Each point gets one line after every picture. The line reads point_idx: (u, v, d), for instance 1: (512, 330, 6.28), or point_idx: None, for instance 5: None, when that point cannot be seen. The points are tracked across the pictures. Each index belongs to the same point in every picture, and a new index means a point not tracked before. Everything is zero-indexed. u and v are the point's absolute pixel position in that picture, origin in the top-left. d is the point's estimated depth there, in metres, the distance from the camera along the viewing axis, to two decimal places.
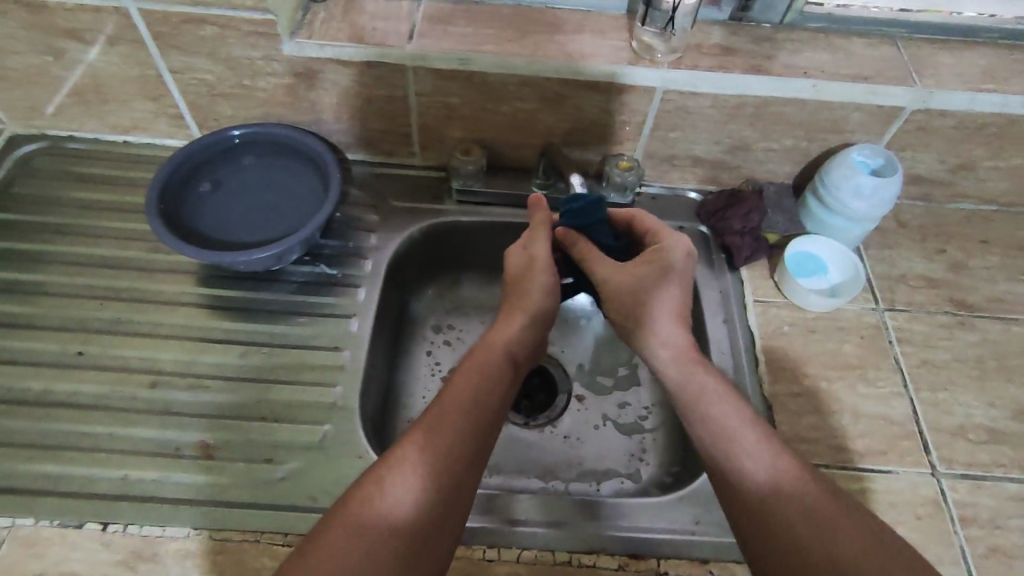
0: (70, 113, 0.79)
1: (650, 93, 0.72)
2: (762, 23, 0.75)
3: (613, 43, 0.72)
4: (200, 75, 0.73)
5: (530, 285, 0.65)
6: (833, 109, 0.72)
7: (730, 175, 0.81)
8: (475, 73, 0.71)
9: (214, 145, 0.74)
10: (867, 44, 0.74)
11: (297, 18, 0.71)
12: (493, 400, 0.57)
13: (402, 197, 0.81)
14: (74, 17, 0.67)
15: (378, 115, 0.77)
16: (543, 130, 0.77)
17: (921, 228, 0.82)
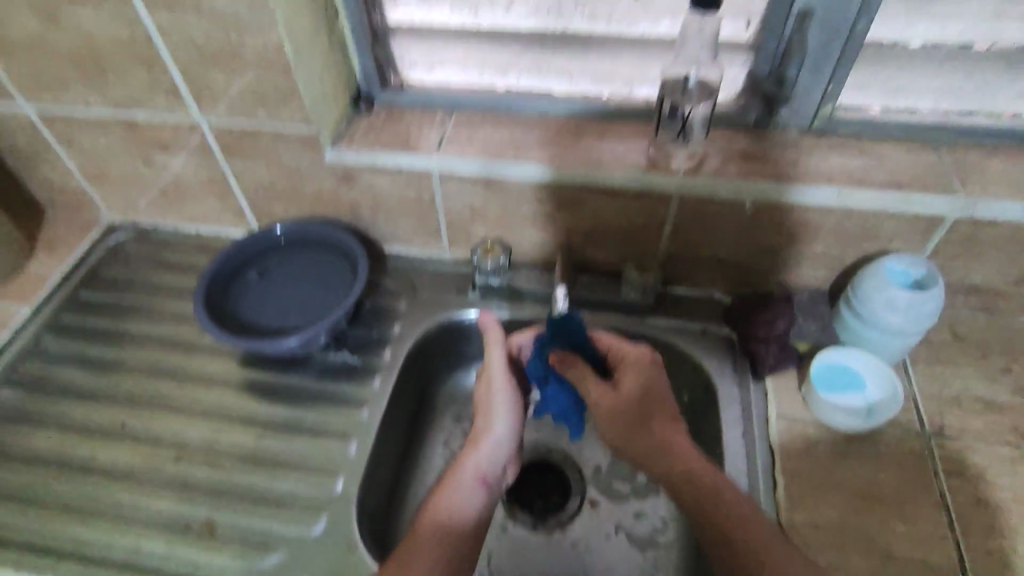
0: (156, 207, 0.91)
1: (667, 199, 0.72)
2: (792, 128, 0.74)
3: (632, 150, 0.74)
4: (258, 177, 0.82)
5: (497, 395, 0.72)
6: (864, 217, 0.69)
7: (760, 278, 0.78)
8: (496, 180, 0.75)
9: (262, 240, 0.82)
10: (904, 151, 0.71)
11: (341, 128, 0.79)
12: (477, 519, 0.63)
13: (429, 290, 0.84)
14: (159, 131, 0.78)
15: (410, 214, 0.82)
16: (563, 230, 0.79)
17: (982, 343, 0.74)
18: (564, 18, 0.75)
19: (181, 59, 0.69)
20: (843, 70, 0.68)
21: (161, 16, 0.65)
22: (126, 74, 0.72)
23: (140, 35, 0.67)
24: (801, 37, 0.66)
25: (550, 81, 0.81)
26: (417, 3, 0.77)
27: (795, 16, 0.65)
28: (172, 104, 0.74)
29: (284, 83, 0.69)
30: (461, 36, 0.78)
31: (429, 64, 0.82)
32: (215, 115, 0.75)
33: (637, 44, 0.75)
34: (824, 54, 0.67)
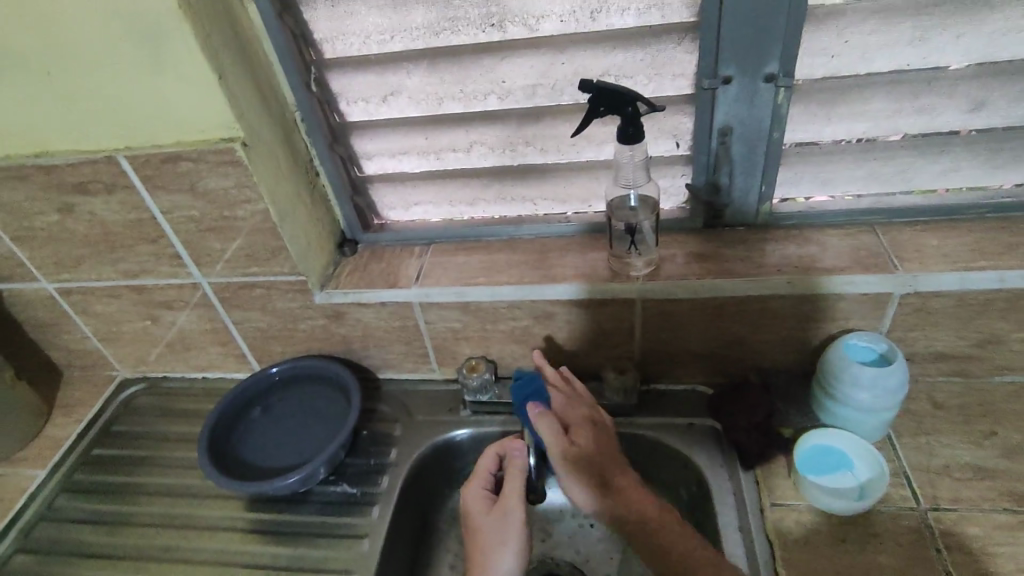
0: (163, 359, 0.97)
1: (631, 303, 0.77)
2: (737, 227, 0.80)
3: (593, 262, 0.80)
4: (255, 323, 0.88)
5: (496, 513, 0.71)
6: (816, 300, 0.72)
7: (735, 366, 0.81)
8: (471, 302, 0.81)
9: (260, 382, 0.87)
10: (844, 236, 0.76)
11: (328, 272, 0.86)
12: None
13: (422, 411, 0.88)
14: (164, 292, 0.86)
15: (397, 341, 0.87)
16: (541, 341, 0.83)
17: (964, 408, 0.75)
18: (519, 153, 0.84)
19: (181, 230, 0.77)
20: (771, 172, 0.75)
21: (162, 197, 0.74)
22: (134, 248, 0.81)
23: (145, 215, 0.76)
24: (725, 150, 0.74)
25: (514, 206, 0.89)
26: (387, 156, 0.86)
27: (716, 132, 0.73)
28: (174, 268, 0.82)
29: (271, 240, 0.77)
30: (431, 177, 0.87)
31: (405, 205, 0.91)
32: (213, 273, 0.82)
33: (587, 168, 0.83)
34: (750, 160, 0.74)
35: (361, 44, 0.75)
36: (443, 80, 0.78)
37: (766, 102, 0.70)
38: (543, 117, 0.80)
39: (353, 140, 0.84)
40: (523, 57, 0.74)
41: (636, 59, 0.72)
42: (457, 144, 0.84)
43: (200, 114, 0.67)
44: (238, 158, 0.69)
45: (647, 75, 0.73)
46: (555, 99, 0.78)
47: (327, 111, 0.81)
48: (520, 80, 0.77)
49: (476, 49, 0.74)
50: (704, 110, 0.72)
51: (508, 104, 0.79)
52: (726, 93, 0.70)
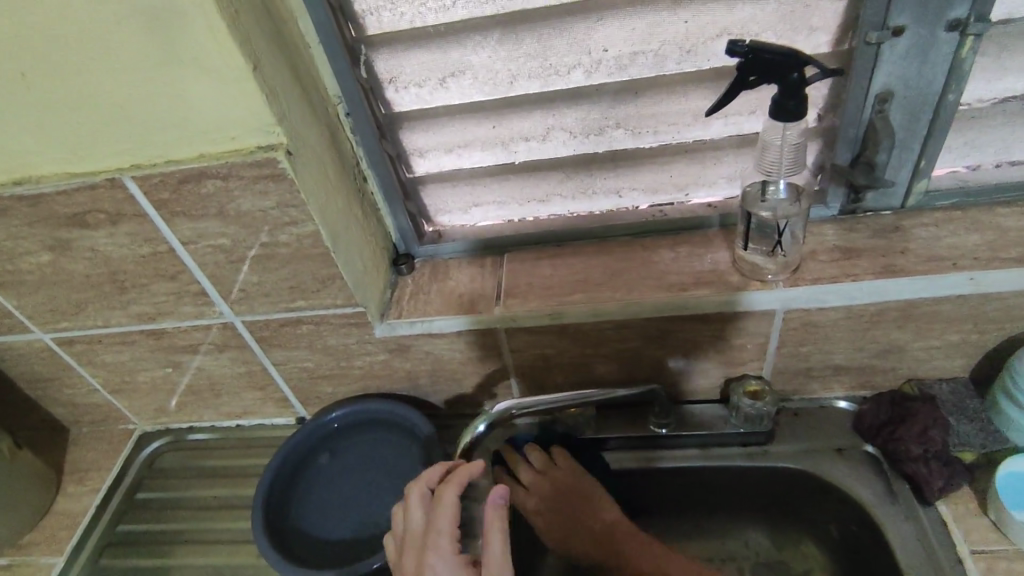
0: (189, 408, 0.82)
1: (769, 314, 0.63)
2: (882, 211, 0.67)
3: (712, 265, 0.67)
4: (301, 363, 0.73)
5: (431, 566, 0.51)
6: (1004, 300, 0.59)
7: (885, 377, 0.68)
8: (568, 325, 0.67)
9: (313, 434, 0.73)
10: (1022, 215, 0.63)
11: (386, 298, 0.72)
12: None
13: (511, 453, 0.74)
14: (187, 336, 0.71)
15: (474, 373, 0.73)
16: (650, 363, 0.70)
17: None
18: (607, 137, 0.68)
19: (207, 263, 0.62)
20: (934, 143, 0.61)
21: (184, 226, 0.59)
22: (148, 287, 0.65)
23: (161, 248, 0.61)
24: (883, 121, 0.60)
25: (598, 200, 0.74)
26: (445, 151, 0.70)
27: (873, 98, 0.59)
28: (199, 307, 0.67)
29: (323, 269, 0.62)
30: (497, 173, 0.71)
31: (464, 207, 0.76)
32: (248, 310, 0.67)
33: (692, 150, 0.68)
34: (909, 131, 0.60)
35: (415, 14, 0.58)
36: (518, 53, 0.61)
37: (943, 57, 0.56)
38: (640, 92, 0.63)
39: (403, 135, 0.68)
40: (623, 17, 0.58)
41: (770, 10, 0.56)
42: (532, 132, 0.68)
43: (229, 117, 0.51)
44: (281, 171, 0.54)
45: (780, 30, 0.57)
46: (657, 68, 0.61)
47: (371, 102, 0.65)
48: (615, 47, 0.60)
49: (565, 10, 0.58)
50: (863, 71, 0.57)
51: (598, 78, 0.63)
52: (894, 48, 0.55)
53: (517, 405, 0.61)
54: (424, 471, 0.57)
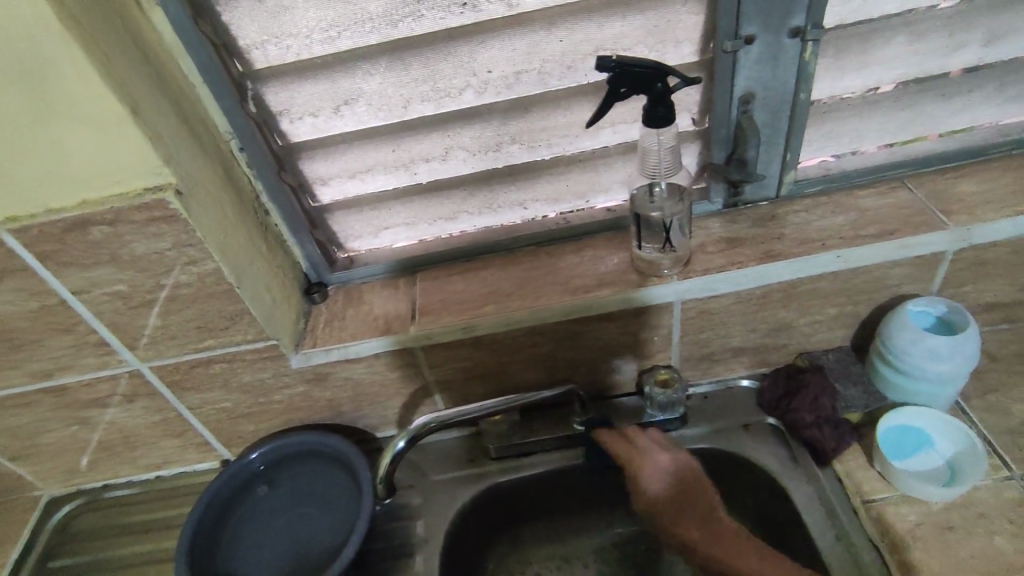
0: (102, 464, 0.78)
1: (669, 306, 0.68)
2: (760, 202, 0.73)
3: (614, 265, 0.70)
4: (219, 404, 0.72)
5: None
6: (869, 272, 0.66)
7: (780, 354, 0.74)
8: (484, 336, 0.68)
9: (236, 475, 0.71)
10: (877, 195, 0.71)
11: (300, 328, 0.71)
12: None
13: (442, 469, 0.75)
14: (92, 389, 0.68)
15: (399, 393, 0.73)
16: (567, 365, 0.73)
17: (1018, 357, 0.73)
18: (504, 153, 0.70)
19: (104, 311, 0.60)
20: (795, 137, 0.67)
21: (74, 276, 0.57)
22: (42, 343, 0.63)
23: (52, 301, 0.59)
24: (750, 120, 0.65)
25: (504, 214, 0.77)
26: (347, 177, 0.71)
27: (737, 100, 0.64)
28: (101, 358, 0.65)
29: (229, 305, 0.61)
30: (403, 195, 0.73)
31: (374, 231, 0.77)
32: (154, 355, 0.65)
33: (584, 159, 0.72)
34: (773, 128, 0.67)
35: (300, 47, 0.59)
36: (408, 78, 0.63)
37: (791, 61, 0.62)
38: (530, 109, 0.67)
39: (303, 165, 0.69)
40: (504, 40, 0.61)
41: (636, 27, 0.61)
42: (431, 152, 0.69)
43: (111, 163, 0.51)
44: (173, 212, 0.54)
45: (648, 44, 0.62)
46: (541, 85, 0.65)
47: (265, 134, 0.65)
48: (500, 67, 0.63)
49: (449, 35, 0.60)
50: (725, 77, 0.63)
51: (488, 98, 0.66)
52: (748, 55, 0.61)
53: (434, 417, 0.63)
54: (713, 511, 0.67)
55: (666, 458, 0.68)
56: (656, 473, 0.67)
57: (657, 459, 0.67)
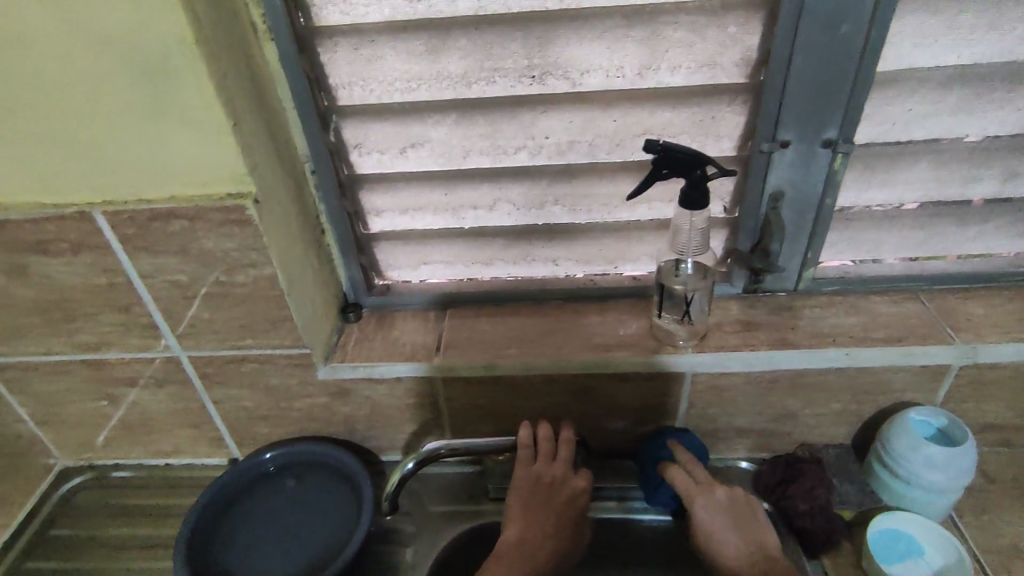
0: (118, 444, 0.82)
1: (679, 376, 0.71)
2: (778, 292, 0.77)
3: (634, 330, 0.74)
4: (241, 402, 0.76)
5: (525, 536, 0.66)
6: (875, 373, 0.69)
7: (781, 441, 0.76)
8: (501, 376, 0.72)
9: (246, 473, 0.75)
10: (889, 304, 0.75)
11: (332, 343, 0.76)
12: None
13: (439, 501, 0.77)
14: (130, 368, 0.73)
15: (411, 420, 0.77)
16: (576, 418, 0.76)
17: (1015, 481, 0.74)
18: (547, 212, 0.76)
19: (162, 297, 0.66)
20: (818, 237, 0.73)
21: (144, 261, 0.63)
22: (99, 317, 0.68)
23: (119, 280, 0.64)
24: (776, 215, 0.71)
25: (536, 267, 0.81)
26: (399, 212, 0.76)
27: (767, 196, 0.70)
28: (147, 340, 0.70)
29: (275, 309, 0.66)
30: (447, 236, 0.78)
31: (414, 264, 0.81)
32: (195, 346, 0.70)
33: (618, 229, 0.77)
34: (797, 225, 0.72)
35: (383, 92, 0.67)
36: (472, 133, 0.70)
37: (820, 168, 0.68)
38: (576, 175, 0.73)
39: (362, 195, 0.75)
40: (563, 111, 0.68)
41: (683, 118, 0.67)
42: (480, 201, 0.75)
43: (205, 166, 0.57)
44: (247, 218, 0.60)
45: (692, 135, 0.68)
46: (590, 156, 0.71)
47: (336, 163, 0.72)
48: (556, 135, 0.70)
49: (515, 101, 0.67)
50: (759, 174, 0.69)
51: (540, 160, 0.72)
52: (782, 157, 0.67)
53: (445, 444, 0.67)
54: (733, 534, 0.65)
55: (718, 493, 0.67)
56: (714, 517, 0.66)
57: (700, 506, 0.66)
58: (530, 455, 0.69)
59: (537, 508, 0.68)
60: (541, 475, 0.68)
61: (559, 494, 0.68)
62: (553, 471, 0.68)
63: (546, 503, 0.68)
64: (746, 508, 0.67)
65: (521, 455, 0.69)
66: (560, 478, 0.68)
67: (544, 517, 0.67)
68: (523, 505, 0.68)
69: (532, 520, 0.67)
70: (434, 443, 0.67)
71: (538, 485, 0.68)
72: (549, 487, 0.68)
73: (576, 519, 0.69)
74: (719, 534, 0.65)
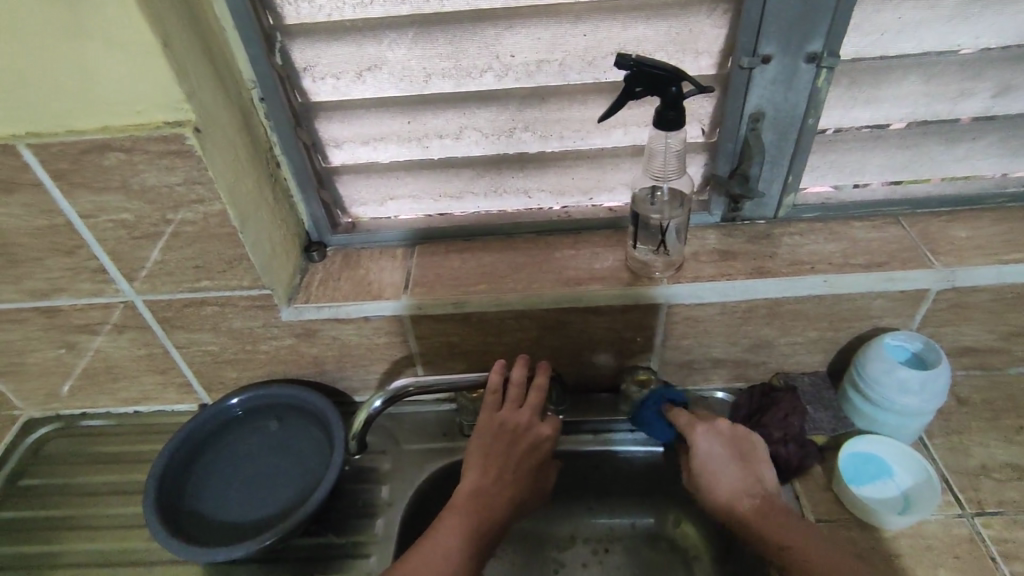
0: (83, 393, 0.79)
1: (655, 308, 0.69)
2: (757, 220, 0.75)
3: (609, 262, 0.72)
4: (205, 346, 0.73)
5: (486, 484, 0.65)
6: (853, 300, 0.68)
7: (757, 370, 0.76)
8: (473, 313, 0.70)
9: (214, 418, 0.73)
10: (870, 229, 0.73)
11: (295, 283, 0.73)
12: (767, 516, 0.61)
13: (415, 439, 0.77)
14: (83, 315, 0.69)
15: (383, 359, 0.75)
16: (551, 352, 0.74)
17: (986, 403, 0.75)
18: (517, 140, 0.72)
19: (107, 239, 0.62)
20: (799, 161, 0.70)
21: (83, 200, 0.59)
22: (42, 262, 0.64)
23: (59, 221, 0.60)
24: (756, 138, 0.67)
25: (508, 200, 0.78)
26: (359, 143, 0.72)
27: (747, 117, 0.66)
28: (97, 285, 0.66)
29: (231, 248, 0.63)
30: (413, 168, 0.74)
31: (380, 200, 0.78)
32: (150, 289, 0.67)
33: (593, 157, 0.73)
34: (778, 149, 0.69)
35: (332, 8, 0.61)
36: (433, 52, 0.64)
37: (803, 85, 0.64)
38: (547, 99, 0.68)
39: (319, 125, 0.70)
40: (530, 28, 0.63)
41: (660, 33, 0.62)
42: (445, 129, 0.71)
43: (136, 93, 0.52)
44: (188, 148, 0.55)
45: (669, 51, 0.64)
46: (561, 77, 0.66)
47: (287, 89, 0.66)
48: (523, 54, 0.65)
49: (477, 16, 0.62)
50: (738, 92, 0.65)
51: (508, 83, 0.67)
52: (763, 74, 0.63)
53: (414, 382, 0.65)
54: (715, 462, 0.65)
55: (723, 429, 0.66)
56: (715, 452, 0.65)
57: (700, 434, 0.66)
58: (495, 402, 0.68)
59: (499, 456, 0.66)
60: (505, 422, 0.67)
61: (523, 440, 0.67)
62: (518, 417, 0.67)
63: (509, 451, 0.66)
64: (750, 438, 0.66)
65: (488, 401, 0.68)
66: (525, 425, 0.67)
67: (506, 464, 0.66)
68: (484, 452, 0.66)
69: (493, 468, 0.65)
70: (403, 382, 0.66)
71: (501, 432, 0.67)
72: (513, 435, 0.67)
73: (536, 466, 0.68)
74: (714, 467, 0.65)
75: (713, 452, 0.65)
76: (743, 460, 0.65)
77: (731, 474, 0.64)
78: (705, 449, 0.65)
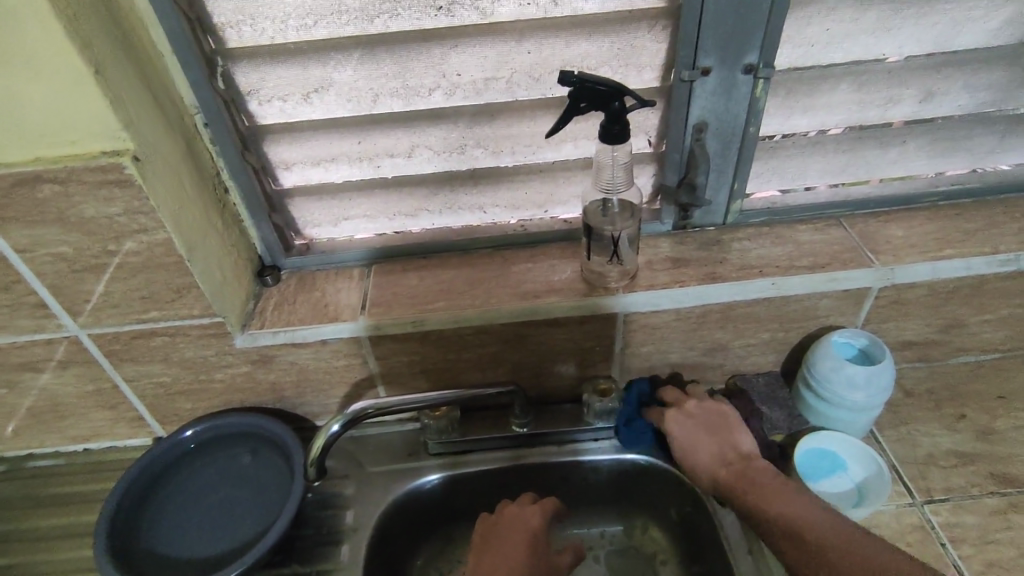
0: (27, 433, 0.76)
1: (611, 318, 0.70)
2: (707, 227, 0.77)
3: (565, 274, 0.73)
4: (157, 378, 0.71)
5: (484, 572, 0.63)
6: (800, 301, 0.70)
7: (714, 373, 0.77)
8: (432, 331, 0.70)
9: (168, 452, 0.71)
10: (814, 231, 0.75)
11: (249, 309, 0.72)
12: (750, 484, 0.61)
13: (379, 461, 0.76)
14: (24, 352, 0.66)
15: (343, 382, 0.74)
16: (512, 366, 0.74)
17: (931, 393, 0.78)
18: (468, 156, 0.72)
19: (46, 273, 0.59)
20: (744, 168, 0.72)
21: (18, 234, 0.56)
22: None
23: None
24: (701, 147, 0.69)
25: (463, 215, 0.78)
26: (311, 164, 0.71)
27: (691, 128, 0.68)
28: (38, 320, 0.63)
29: (178, 276, 0.61)
30: (365, 188, 0.73)
31: (334, 220, 0.77)
32: (94, 323, 0.64)
33: (545, 170, 0.74)
34: (722, 157, 0.71)
35: (275, 31, 0.60)
36: (380, 73, 0.64)
37: (742, 96, 0.66)
38: (496, 116, 0.69)
39: (267, 147, 0.69)
40: (475, 46, 0.63)
41: (602, 48, 0.64)
42: (396, 148, 0.71)
43: (70, 122, 0.51)
44: (127, 177, 0.54)
45: (613, 66, 0.65)
46: (509, 94, 0.67)
47: (232, 113, 0.65)
48: (470, 72, 0.65)
49: (421, 35, 0.62)
50: (681, 104, 0.66)
51: (456, 100, 0.67)
52: (703, 85, 0.65)
53: (374, 403, 0.64)
54: (690, 442, 0.67)
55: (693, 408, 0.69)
56: (689, 430, 0.67)
57: (674, 418, 0.68)
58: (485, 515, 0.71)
59: (490, 547, 0.66)
60: (491, 521, 0.69)
61: (509, 526, 0.67)
62: (499, 512, 0.69)
63: (499, 539, 0.66)
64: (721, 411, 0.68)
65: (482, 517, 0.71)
66: (507, 513, 0.68)
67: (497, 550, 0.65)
68: (479, 551, 0.66)
69: (487, 558, 0.65)
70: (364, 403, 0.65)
71: (490, 530, 0.68)
72: (507, 522, 0.67)
73: (535, 542, 0.66)
74: (694, 445, 0.67)
75: (681, 434, 0.67)
76: (715, 431, 0.67)
77: (704, 450, 0.66)
78: (682, 432, 0.67)
